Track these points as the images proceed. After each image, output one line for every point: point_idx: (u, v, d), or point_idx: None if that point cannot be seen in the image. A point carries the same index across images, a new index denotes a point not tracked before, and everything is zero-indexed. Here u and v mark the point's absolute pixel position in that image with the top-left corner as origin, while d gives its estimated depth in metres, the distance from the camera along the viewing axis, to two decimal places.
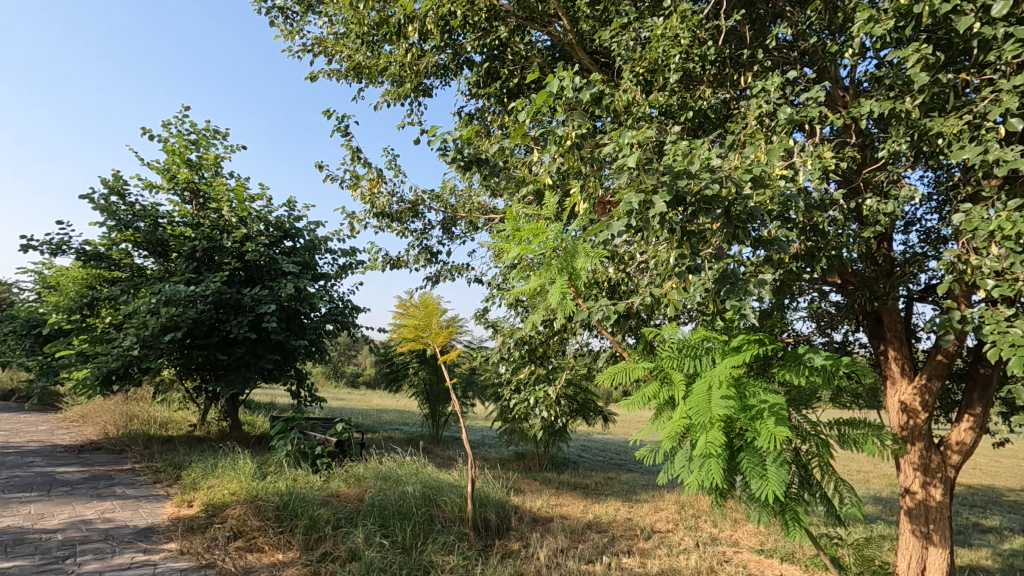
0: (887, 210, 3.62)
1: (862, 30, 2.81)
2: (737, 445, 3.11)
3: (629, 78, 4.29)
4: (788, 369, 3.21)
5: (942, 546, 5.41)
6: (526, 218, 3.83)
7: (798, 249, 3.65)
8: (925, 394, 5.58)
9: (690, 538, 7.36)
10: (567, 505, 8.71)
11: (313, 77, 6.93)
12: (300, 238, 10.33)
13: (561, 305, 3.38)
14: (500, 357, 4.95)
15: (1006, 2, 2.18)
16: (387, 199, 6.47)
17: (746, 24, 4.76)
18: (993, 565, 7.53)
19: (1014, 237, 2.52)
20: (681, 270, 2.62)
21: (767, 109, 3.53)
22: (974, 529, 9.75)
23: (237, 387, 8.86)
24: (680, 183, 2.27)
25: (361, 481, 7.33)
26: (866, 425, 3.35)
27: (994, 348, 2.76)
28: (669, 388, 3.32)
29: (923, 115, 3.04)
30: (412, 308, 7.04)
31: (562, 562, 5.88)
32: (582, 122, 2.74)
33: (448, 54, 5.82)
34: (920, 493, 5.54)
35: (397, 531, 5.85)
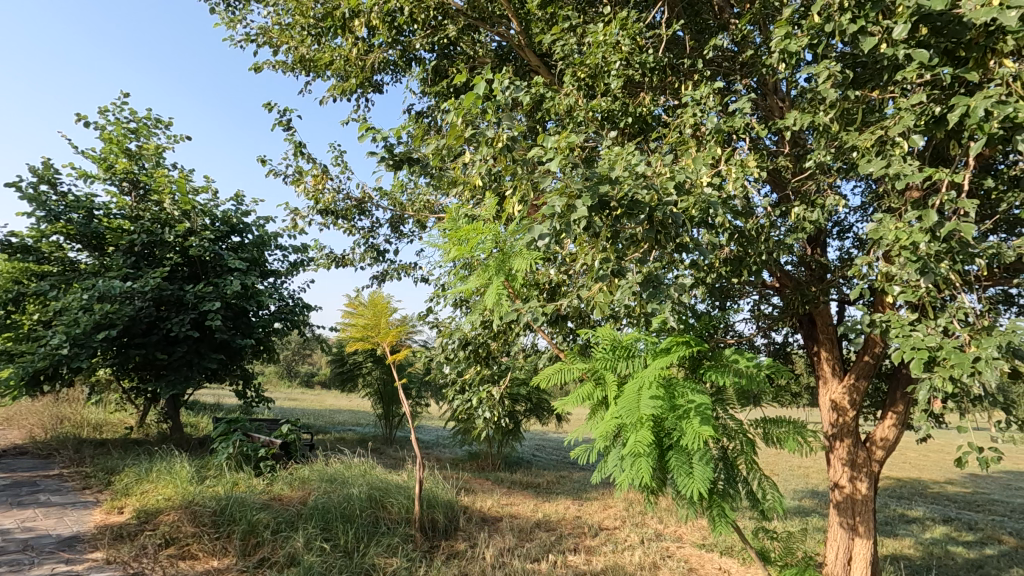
0: (812, 218, 3.80)
1: (780, 47, 2.94)
2: (667, 445, 3.19)
3: (571, 82, 4.35)
4: (714, 370, 3.33)
5: (867, 537, 5.71)
6: (468, 219, 3.82)
7: (729, 254, 3.79)
8: (853, 393, 5.87)
9: (635, 535, 7.52)
10: (518, 505, 8.73)
11: (258, 68, 6.72)
12: (248, 234, 10.01)
13: (498, 307, 3.41)
14: (445, 357, 4.90)
15: (906, 26, 2.30)
16: (333, 195, 6.32)
17: (687, 34, 4.89)
18: (914, 553, 8.00)
19: (912, 247, 2.69)
20: (607, 273, 2.68)
21: (700, 118, 3.65)
22: (900, 520, 10.31)
23: (178, 386, 8.43)
24: (602, 188, 2.33)
25: (305, 484, 7.15)
26: (789, 424, 3.51)
27: (899, 349, 2.93)
28: (602, 389, 3.40)
29: (840, 129, 3.20)
30: (361, 307, 6.91)
31: (508, 562, 5.88)
32: (512, 125, 2.77)
33: (397, 50, 5.74)
34: (847, 488, 5.82)
35: (339, 535, 5.73)
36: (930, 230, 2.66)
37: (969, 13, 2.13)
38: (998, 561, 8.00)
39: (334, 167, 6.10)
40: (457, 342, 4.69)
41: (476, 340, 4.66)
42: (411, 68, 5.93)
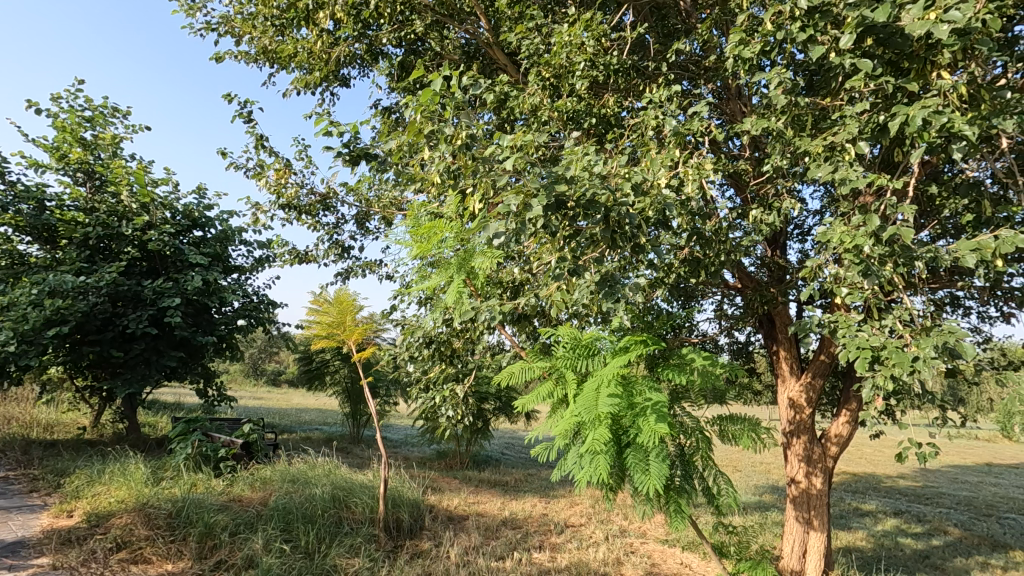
0: (768, 221, 3.90)
1: (733, 52, 3.01)
2: (625, 442, 3.24)
3: (536, 82, 4.37)
4: (671, 369, 3.40)
5: (821, 531, 5.89)
6: (431, 216, 3.80)
7: (687, 255, 3.87)
8: (810, 390, 6.04)
9: (600, 531, 7.60)
10: (484, 503, 8.73)
11: (219, 58, 6.54)
12: (210, 228, 9.74)
13: (459, 305, 3.41)
14: (409, 356, 4.86)
15: (852, 36, 2.39)
16: (296, 190, 6.19)
17: (652, 37, 4.96)
18: (866, 545, 8.31)
19: (855, 250, 2.80)
20: (564, 273, 2.70)
21: (660, 121, 3.70)
22: (854, 513, 10.68)
23: (134, 385, 8.14)
24: (558, 188, 2.34)
25: (266, 484, 7.01)
26: (744, 421, 3.61)
27: (845, 348, 3.05)
28: (562, 387, 3.43)
29: (792, 134, 3.29)
30: (326, 304, 6.79)
31: (472, 560, 5.87)
32: (469, 122, 2.75)
33: (364, 44, 5.66)
34: (803, 482, 6.01)
35: (300, 536, 5.63)
36: (873, 234, 2.76)
37: (907, 26, 2.22)
38: (943, 551, 8.37)
39: (298, 162, 5.98)
40: (421, 340, 4.65)
41: (440, 338, 4.63)
42: (378, 63, 5.85)
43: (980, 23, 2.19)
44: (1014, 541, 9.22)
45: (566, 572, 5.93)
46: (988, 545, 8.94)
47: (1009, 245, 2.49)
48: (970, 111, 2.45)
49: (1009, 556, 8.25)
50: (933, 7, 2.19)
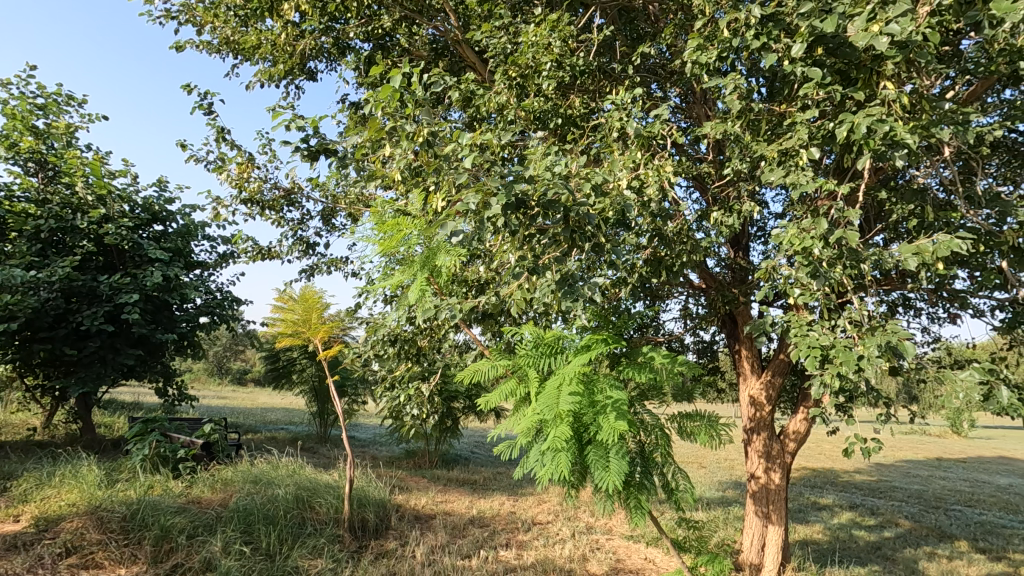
0: (728, 223, 3.99)
1: (691, 58, 3.08)
2: (586, 439, 3.28)
3: (502, 81, 4.38)
4: (631, 368, 3.46)
5: (779, 524, 6.07)
6: (395, 213, 3.78)
7: (650, 255, 3.93)
8: (769, 388, 6.21)
9: (567, 528, 7.67)
10: (452, 501, 8.71)
11: (179, 47, 6.35)
12: (171, 222, 9.45)
13: (421, 303, 3.40)
14: (374, 354, 4.81)
15: (803, 45, 2.47)
16: (259, 184, 6.06)
17: (619, 40, 5.02)
18: (822, 538, 8.59)
19: (804, 252, 2.90)
20: (524, 272, 2.72)
21: (623, 123, 3.76)
22: (811, 507, 11.03)
23: (88, 384, 7.83)
24: (517, 187, 2.35)
25: (227, 485, 6.84)
26: (702, 418, 3.70)
27: (797, 347, 3.16)
28: (525, 385, 3.46)
29: (749, 139, 3.38)
30: (291, 301, 6.66)
31: (438, 560, 5.84)
32: (428, 119, 2.73)
33: (330, 37, 5.57)
34: (762, 477, 6.18)
35: (261, 537, 5.52)
36: (823, 237, 2.86)
37: (851, 37, 2.30)
38: (893, 542, 8.71)
39: (261, 156, 5.85)
40: (386, 338, 4.61)
41: (405, 336, 4.59)
42: (345, 57, 5.77)
43: (919, 36, 2.29)
44: (959, 531, 9.66)
45: (532, 569, 5.96)
46: (935, 535, 9.35)
47: (946, 249, 2.62)
48: (912, 120, 2.56)
49: (954, 546, 8.64)
50: (876, 20, 2.28)
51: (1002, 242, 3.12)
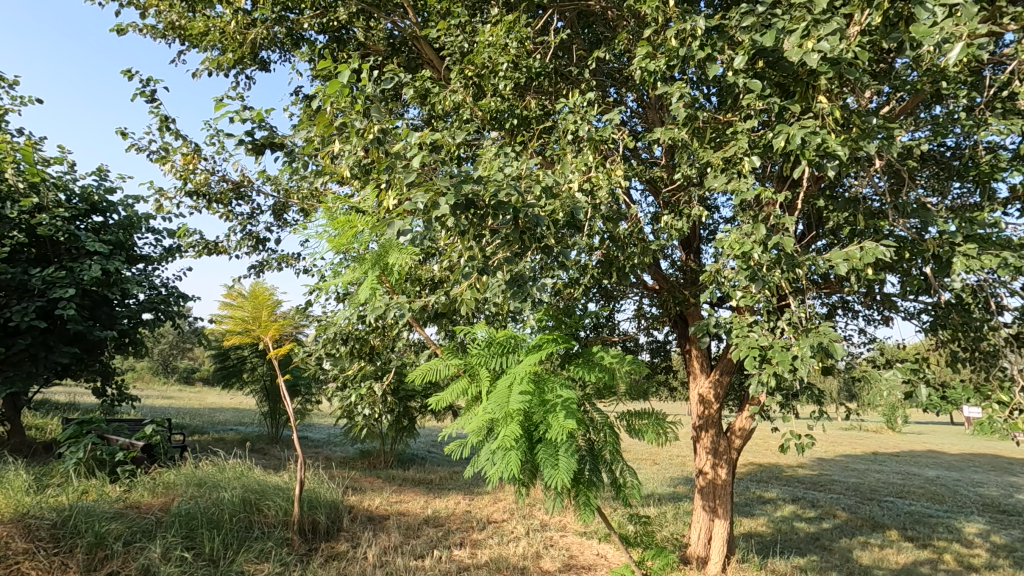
0: (677, 226, 4.11)
1: (640, 65, 3.16)
2: (536, 438, 3.31)
3: (458, 80, 4.37)
4: (581, 367, 3.53)
5: (725, 518, 6.28)
6: (346, 210, 3.72)
7: (601, 257, 4.02)
8: (717, 386, 6.42)
9: (521, 526, 7.72)
10: (407, 502, 8.63)
11: (121, 30, 6.05)
12: (112, 214, 8.99)
13: (372, 301, 3.39)
14: (325, 353, 4.71)
15: (743, 57, 2.58)
16: (206, 176, 5.84)
17: (576, 43, 5.09)
18: (766, 530, 8.95)
19: (743, 255, 3.03)
20: (474, 272, 2.73)
21: (577, 127, 3.81)
22: (757, 501, 11.46)
23: (17, 385, 7.34)
24: (467, 187, 2.36)
25: (170, 489, 6.56)
26: (650, 416, 3.82)
27: (738, 347, 3.29)
28: (476, 384, 3.48)
29: (695, 146, 3.49)
30: (240, 297, 6.45)
31: (390, 560, 5.77)
32: (378, 115, 2.71)
33: (284, 27, 5.42)
34: (709, 473, 6.38)
35: (204, 543, 5.31)
36: (762, 242, 2.99)
37: (787, 52, 2.42)
38: (831, 533, 9.16)
39: (208, 147, 5.64)
40: (338, 337, 4.52)
41: (357, 335, 4.52)
42: (299, 48, 5.63)
43: (849, 54, 2.43)
44: (890, 521, 10.24)
45: (485, 567, 5.97)
46: (869, 525, 9.88)
47: (871, 256, 2.80)
48: (843, 133, 2.72)
49: (885, 535, 9.16)
50: (809, 36, 2.41)
51: (924, 249, 3.32)
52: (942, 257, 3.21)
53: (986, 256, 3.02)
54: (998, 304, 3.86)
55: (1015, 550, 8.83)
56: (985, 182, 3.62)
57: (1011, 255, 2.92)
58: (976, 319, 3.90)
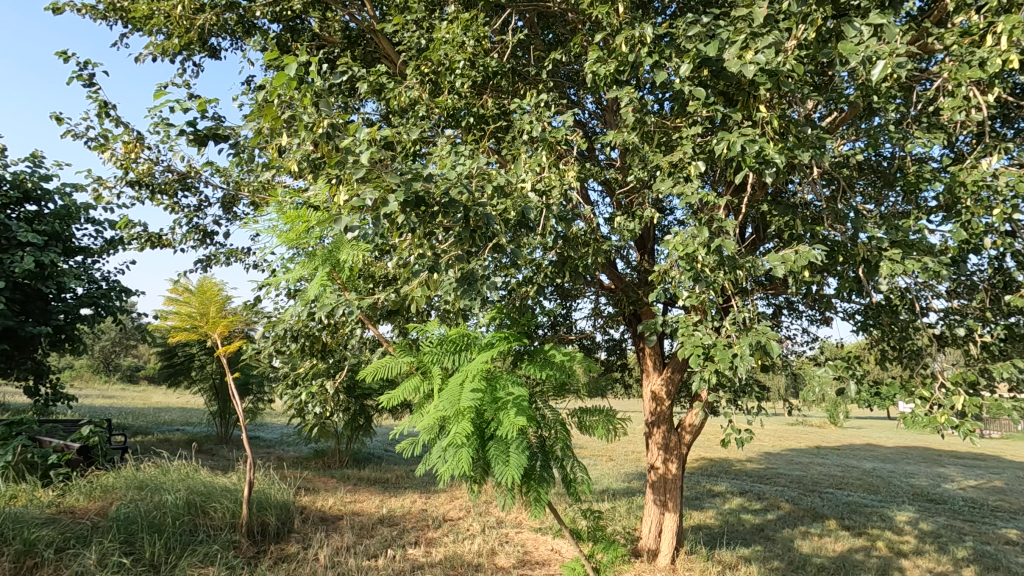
0: (629, 227, 4.21)
1: (591, 69, 3.24)
2: (488, 435, 3.33)
3: (414, 76, 4.35)
4: (533, 365, 3.57)
5: (675, 511, 6.47)
6: (296, 205, 3.65)
7: (555, 256, 4.08)
8: (668, 383, 6.59)
9: (477, 523, 7.74)
10: (362, 501, 8.52)
11: (58, 9, 5.74)
12: (47, 203, 8.50)
13: (322, 297, 3.34)
14: (275, 350, 4.58)
15: (688, 66, 2.69)
16: (150, 166, 5.60)
17: (533, 43, 5.12)
18: (714, 522, 9.26)
19: (687, 257, 3.16)
20: (424, 270, 2.73)
21: (532, 127, 3.86)
22: (706, 495, 11.84)
23: None
24: (417, 185, 2.37)
25: (107, 492, 6.26)
26: (600, 412, 3.92)
27: (683, 345, 3.40)
28: (428, 381, 3.48)
29: (645, 150, 3.59)
30: (187, 293, 6.22)
31: (342, 561, 5.69)
32: (326, 109, 2.67)
33: (235, 14, 5.25)
34: (661, 468, 6.55)
35: (143, 547, 5.09)
36: (706, 244, 3.11)
37: (727, 62, 2.54)
38: (774, 524, 9.56)
39: (152, 136, 5.41)
40: (288, 334, 4.42)
41: (308, 332, 4.42)
42: (250, 36, 5.46)
43: (786, 67, 2.55)
44: (829, 511, 10.78)
45: (439, 565, 5.96)
46: (809, 516, 10.38)
47: (804, 259, 2.94)
48: (780, 142, 2.86)
49: (824, 525, 9.64)
50: (748, 49, 2.53)
51: (856, 253, 3.52)
52: (871, 260, 3.41)
53: (909, 261, 3.23)
54: (922, 307, 4.12)
55: (940, 536, 9.46)
56: (912, 191, 3.86)
57: (930, 261, 3.14)
58: (903, 320, 4.16)
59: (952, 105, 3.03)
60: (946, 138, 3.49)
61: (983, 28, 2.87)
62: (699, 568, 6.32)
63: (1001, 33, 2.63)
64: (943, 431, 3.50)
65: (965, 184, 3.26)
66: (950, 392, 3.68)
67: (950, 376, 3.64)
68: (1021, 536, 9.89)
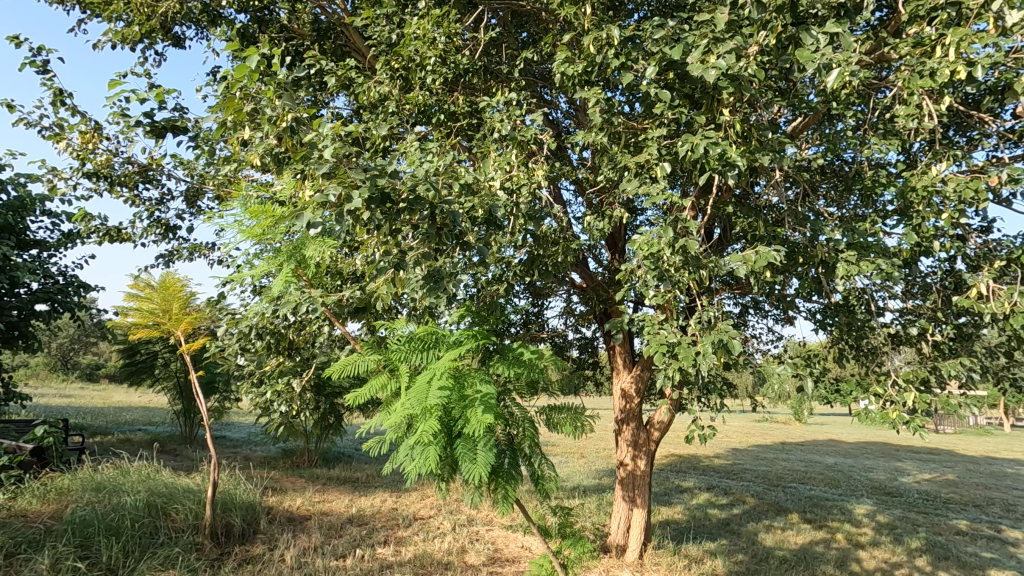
0: (599, 226, 4.25)
1: (560, 70, 3.27)
2: (456, 433, 3.32)
3: (384, 72, 4.31)
4: (501, 363, 3.58)
5: (643, 507, 6.57)
6: (260, 199, 3.59)
7: (525, 254, 4.10)
8: (638, 381, 6.67)
9: (448, 522, 7.72)
10: (331, 501, 8.41)
11: None
12: None
13: (287, 294, 3.30)
14: (240, 348, 4.48)
15: (653, 69, 2.74)
16: (109, 157, 5.41)
17: (507, 41, 5.12)
18: (681, 517, 9.44)
19: (652, 256, 3.22)
20: (389, 267, 2.72)
21: (502, 126, 3.86)
22: (675, 490, 12.06)
23: None
24: (383, 182, 2.36)
25: (62, 495, 6.04)
26: (568, 409, 3.95)
27: (649, 343, 3.46)
28: (395, 379, 3.46)
29: (613, 150, 3.64)
30: (148, 288, 6.02)
31: (309, 561, 5.62)
32: (289, 103, 2.63)
33: (200, 2, 5.11)
34: (629, 465, 6.64)
35: (100, 551, 4.93)
36: (671, 244, 3.18)
37: (689, 67, 2.60)
38: (740, 518, 9.79)
39: (111, 126, 5.23)
40: (253, 331, 4.33)
41: (274, 329, 4.35)
42: (216, 26, 5.33)
43: (746, 73, 2.62)
44: (792, 505, 11.09)
45: (408, 565, 5.93)
46: (773, 510, 10.65)
47: (764, 260, 3.02)
48: (742, 145, 2.93)
49: (787, 518, 9.91)
50: (711, 54, 2.59)
51: (814, 255, 3.63)
52: (828, 262, 3.52)
53: (864, 262, 3.35)
54: (878, 307, 4.27)
55: (895, 527, 9.82)
56: (868, 195, 4.00)
57: (883, 262, 3.26)
58: (860, 319, 4.31)
59: (904, 113, 3.16)
60: (900, 145, 3.63)
61: (933, 40, 2.99)
62: (666, 563, 6.43)
63: (950, 45, 2.75)
64: (896, 426, 3.64)
65: (917, 190, 3.39)
66: (902, 389, 3.83)
67: (903, 374, 3.78)
68: (970, 526, 10.35)
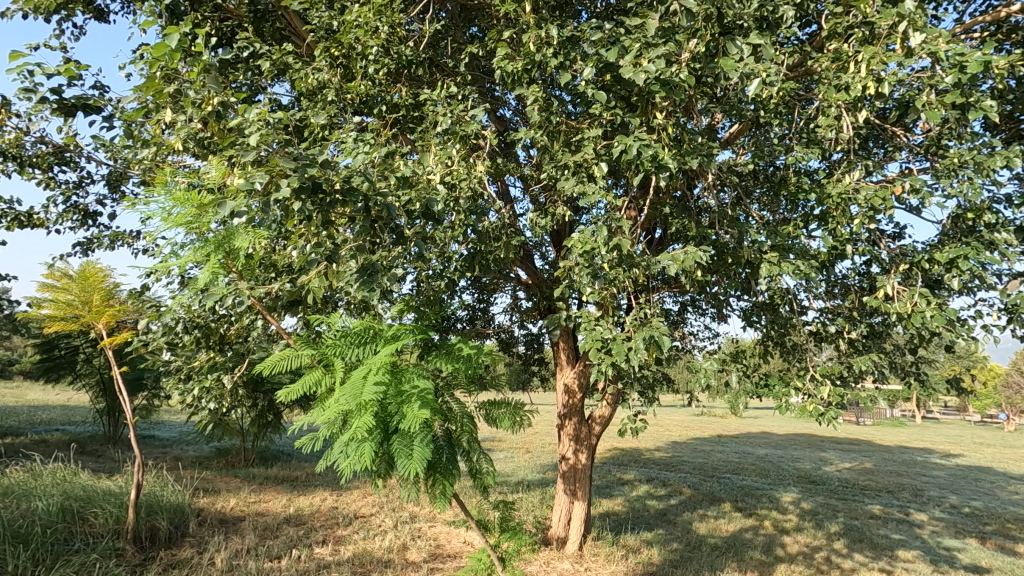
0: (541, 224, 4.29)
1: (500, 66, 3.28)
2: (392, 429, 3.27)
3: (324, 59, 4.18)
4: (439, 357, 3.56)
5: (583, 499, 6.70)
6: (187, 186, 3.41)
7: (466, 249, 4.09)
8: (580, 376, 6.78)
9: (389, 519, 7.63)
10: (267, 501, 8.14)
11: None
12: None
13: (212, 286, 3.16)
14: (165, 342, 4.25)
15: (590, 70, 2.80)
16: (19, 135, 5.01)
17: (453, 33, 5.06)
18: (621, 509, 9.69)
19: (588, 253, 3.28)
20: (321, 259, 2.65)
21: (444, 119, 3.83)
22: (616, 483, 12.38)
23: None
24: (314, 171, 2.29)
25: None
26: (507, 405, 3.98)
27: (586, 338, 3.53)
28: (330, 375, 3.38)
29: (554, 149, 3.68)
30: (65, 278, 5.62)
31: (241, 564, 5.40)
32: (216, 87, 2.53)
33: None
34: (571, 458, 6.76)
35: (6, 560, 4.53)
36: (606, 242, 3.25)
37: (624, 70, 2.67)
38: (676, 508, 10.17)
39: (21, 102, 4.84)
40: (179, 325, 4.11)
41: (203, 322, 4.15)
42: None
43: (678, 78, 2.72)
44: (725, 495, 11.61)
45: (346, 564, 5.82)
46: (707, 500, 11.13)
47: (693, 260, 3.15)
48: (673, 148, 3.03)
49: (720, 507, 10.38)
50: (644, 57, 2.68)
51: (741, 255, 3.81)
52: (754, 262, 3.70)
53: (786, 263, 3.54)
54: (801, 307, 4.53)
55: (817, 513, 10.48)
56: (793, 200, 4.23)
57: (803, 264, 3.46)
58: (784, 317, 4.55)
59: (824, 123, 3.37)
60: (820, 153, 3.86)
61: (849, 56, 3.20)
62: (604, 553, 6.59)
63: (862, 61, 2.95)
64: (814, 418, 3.86)
65: (833, 196, 3.62)
66: (820, 383, 4.07)
67: (821, 368, 4.02)
68: (883, 510, 11.16)
